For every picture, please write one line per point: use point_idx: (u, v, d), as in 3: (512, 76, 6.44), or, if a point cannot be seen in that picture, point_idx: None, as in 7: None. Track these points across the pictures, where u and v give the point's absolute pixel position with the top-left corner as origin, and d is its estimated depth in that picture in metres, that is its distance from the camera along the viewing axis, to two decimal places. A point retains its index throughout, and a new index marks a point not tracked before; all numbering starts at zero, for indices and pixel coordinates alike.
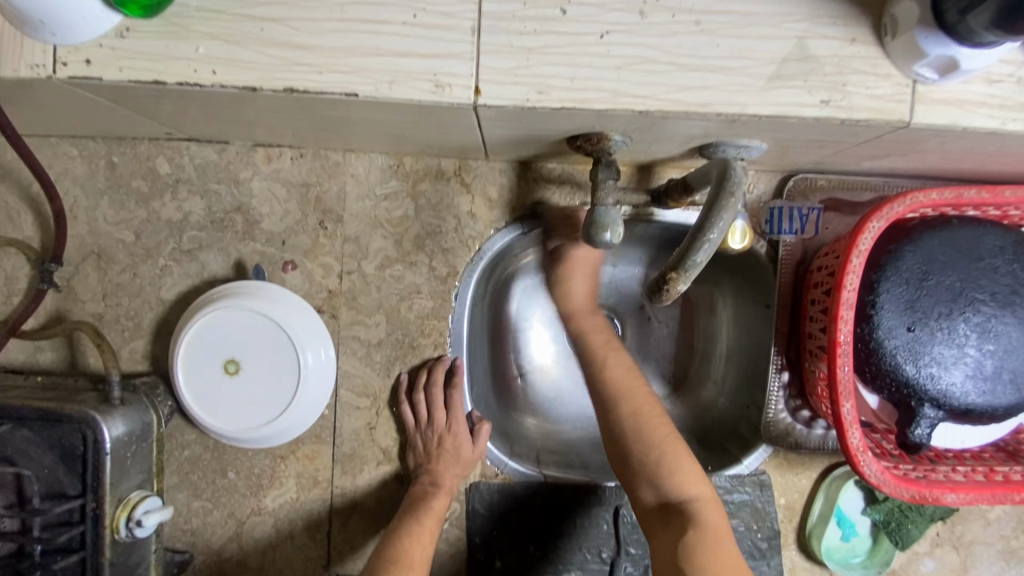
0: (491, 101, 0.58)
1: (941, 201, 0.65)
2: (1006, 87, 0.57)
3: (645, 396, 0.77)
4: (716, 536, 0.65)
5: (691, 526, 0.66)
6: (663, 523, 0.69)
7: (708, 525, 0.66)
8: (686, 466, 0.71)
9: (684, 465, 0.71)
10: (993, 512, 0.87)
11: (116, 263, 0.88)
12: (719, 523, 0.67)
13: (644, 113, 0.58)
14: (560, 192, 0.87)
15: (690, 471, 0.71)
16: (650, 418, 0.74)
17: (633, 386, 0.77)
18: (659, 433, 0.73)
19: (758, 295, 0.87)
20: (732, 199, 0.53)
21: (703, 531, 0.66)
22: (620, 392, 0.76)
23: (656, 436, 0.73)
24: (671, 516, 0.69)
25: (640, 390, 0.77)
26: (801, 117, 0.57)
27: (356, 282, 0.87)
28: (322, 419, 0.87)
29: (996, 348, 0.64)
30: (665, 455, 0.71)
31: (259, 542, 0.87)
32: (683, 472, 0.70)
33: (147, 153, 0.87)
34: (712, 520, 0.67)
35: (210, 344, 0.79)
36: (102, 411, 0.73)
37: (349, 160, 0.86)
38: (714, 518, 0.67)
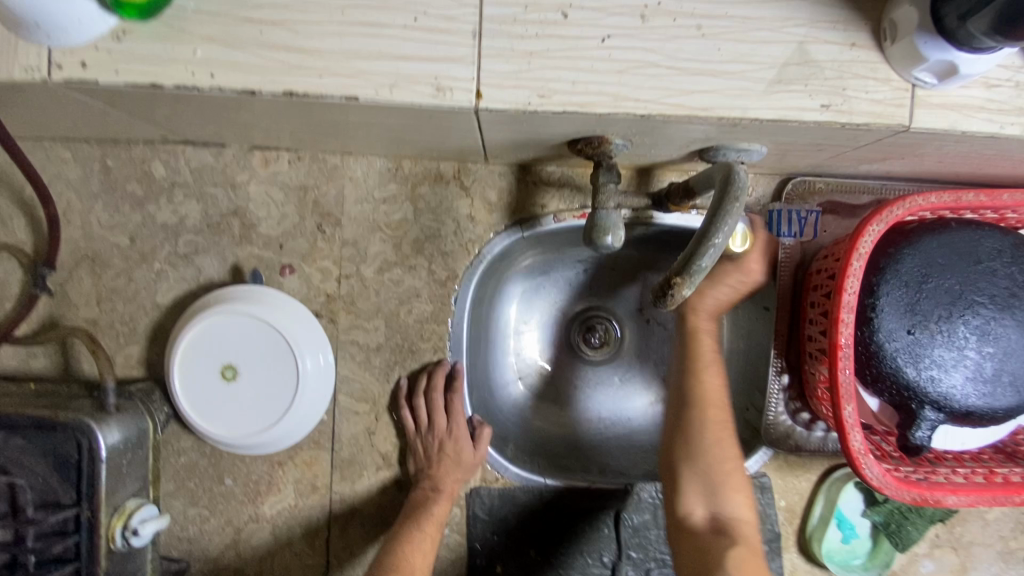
0: (492, 104, 0.57)
1: (940, 204, 0.65)
2: (1004, 91, 0.57)
3: (720, 409, 0.72)
4: (757, 557, 0.64)
5: (741, 545, 0.64)
6: (712, 537, 0.66)
7: (751, 545, 0.65)
8: (734, 482, 0.69)
9: (739, 484, 0.69)
10: (991, 513, 0.87)
11: (110, 268, 0.87)
12: (755, 544, 0.67)
13: (646, 116, 0.58)
14: (559, 195, 0.86)
15: (741, 490, 0.69)
16: (713, 432, 0.70)
17: (706, 398, 0.72)
18: (724, 450, 0.70)
19: (757, 297, 0.87)
20: (737, 204, 0.53)
21: (749, 552, 0.64)
22: (695, 400, 0.72)
23: (721, 451, 0.70)
24: (723, 532, 0.66)
25: (716, 405, 0.72)
26: (802, 120, 0.57)
27: (355, 286, 0.86)
28: (320, 425, 0.86)
29: (996, 350, 0.64)
30: (725, 470, 0.69)
31: (257, 549, 0.86)
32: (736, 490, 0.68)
33: (142, 157, 0.86)
34: (752, 540, 0.66)
35: (207, 350, 0.78)
36: (96, 419, 0.72)
37: (347, 163, 0.86)
38: (750, 537, 0.66)
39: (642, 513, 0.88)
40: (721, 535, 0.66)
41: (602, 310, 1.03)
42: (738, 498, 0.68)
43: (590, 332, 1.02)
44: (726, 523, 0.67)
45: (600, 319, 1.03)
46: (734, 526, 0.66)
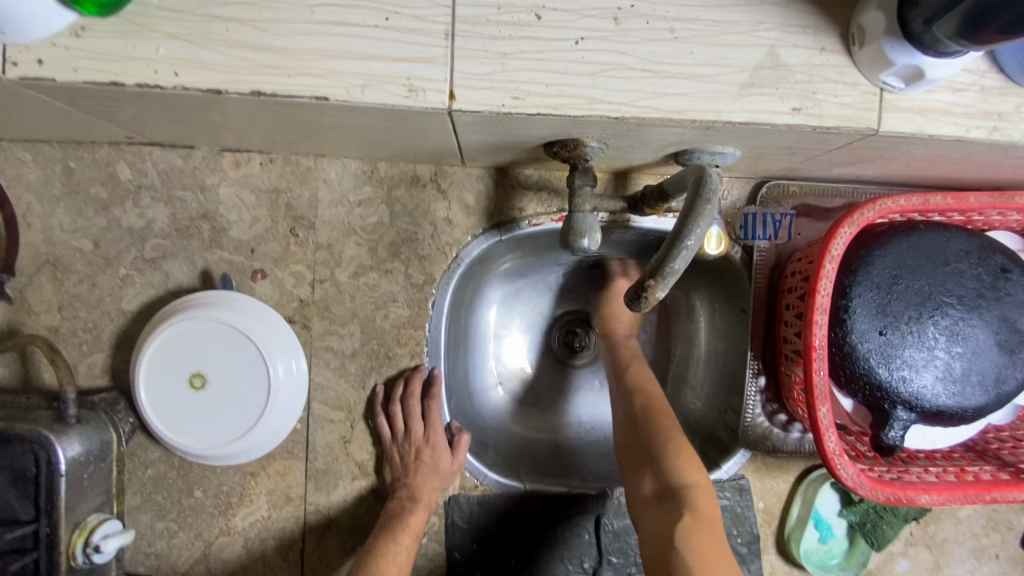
0: (465, 106, 0.57)
1: (909, 207, 0.66)
2: (969, 96, 0.59)
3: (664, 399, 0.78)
4: (709, 526, 0.64)
5: (688, 516, 0.65)
6: (659, 506, 0.67)
7: (703, 515, 0.65)
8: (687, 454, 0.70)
9: (688, 456, 0.70)
10: (963, 511, 0.88)
11: (73, 274, 0.83)
12: (713, 513, 0.66)
13: (620, 119, 0.57)
14: (537, 199, 0.86)
15: (692, 461, 0.69)
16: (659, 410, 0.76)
17: (654, 391, 0.79)
18: (663, 429, 0.73)
19: (733, 300, 0.88)
20: (708, 206, 0.52)
21: (699, 520, 0.64)
22: (637, 391, 0.79)
23: (662, 427, 0.73)
24: (671, 500, 0.67)
25: (657, 394, 0.79)
26: (775, 123, 0.58)
27: (329, 291, 0.84)
28: (294, 433, 0.84)
29: (965, 350, 0.65)
30: (671, 444, 0.71)
31: (228, 563, 0.84)
32: (682, 463, 0.69)
33: (106, 158, 0.83)
34: (706, 509, 0.66)
35: (175, 357, 0.76)
36: (56, 431, 0.69)
37: (321, 165, 0.84)
38: (707, 506, 0.66)
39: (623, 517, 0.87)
40: (667, 505, 0.66)
41: (583, 314, 1.03)
42: (687, 468, 0.68)
43: (571, 335, 1.02)
44: (673, 492, 0.67)
45: (581, 323, 1.03)
46: (687, 497, 0.66)
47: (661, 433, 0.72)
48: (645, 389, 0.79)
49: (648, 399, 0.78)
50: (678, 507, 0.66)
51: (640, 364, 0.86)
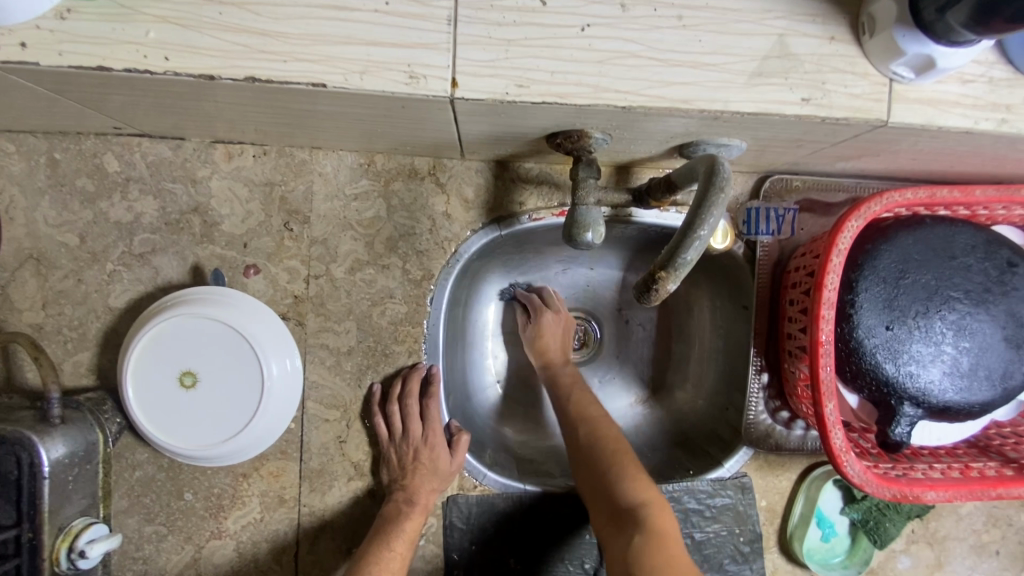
0: (467, 93, 0.55)
1: (916, 200, 0.65)
2: (977, 88, 0.58)
3: (612, 424, 0.79)
4: (664, 542, 0.65)
5: (642, 535, 0.65)
6: (618, 534, 0.68)
7: (658, 532, 0.66)
8: (638, 479, 0.72)
9: (639, 479, 0.72)
10: (965, 508, 0.88)
11: (57, 269, 0.80)
12: (671, 530, 0.67)
13: (627, 108, 0.56)
14: (537, 193, 0.84)
15: (642, 483, 0.71)
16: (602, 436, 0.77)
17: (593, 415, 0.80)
18: (614, 452, 0.75)
19: (736, 296, 0.87)
20: (721, 195, 0.51)
21: (650, 537, 0.65)
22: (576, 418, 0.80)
23: (607, 453, 0.75)
24: (626, 524, 0.68)
25: (601, 418, 0.80)
26: (783, 114, 0.57)
27: (324, 287, 0.82)
28: (288, 433, 0.82)
29: (972, 345, 0.64)
30: (615, 468, 0.73)
31: (219, 568, 0.81)
32: (632, 484, 0.71)
33: (93, 150, 0.80)
34: (663, 526, 0.66)
35: (164, 355, 0.73)
36: (39, 432, 0.66)
37: (316, 157, 0.82)
38: (663, 524, 0.67)
39: None
40: (622, 528, 0.67)
41: (581, 312, 1.02)
42: (639, 489, 0.70)
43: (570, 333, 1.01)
44: (626, 515, 0.68)
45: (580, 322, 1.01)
46: (641, 516, 0.67)
47: (608, 461, 0.74)
48: (591, 415, 0.80)
49: (591, 424, 0.79)
50: (633, 524, 0.67)
51: (584, 388, 0.85)
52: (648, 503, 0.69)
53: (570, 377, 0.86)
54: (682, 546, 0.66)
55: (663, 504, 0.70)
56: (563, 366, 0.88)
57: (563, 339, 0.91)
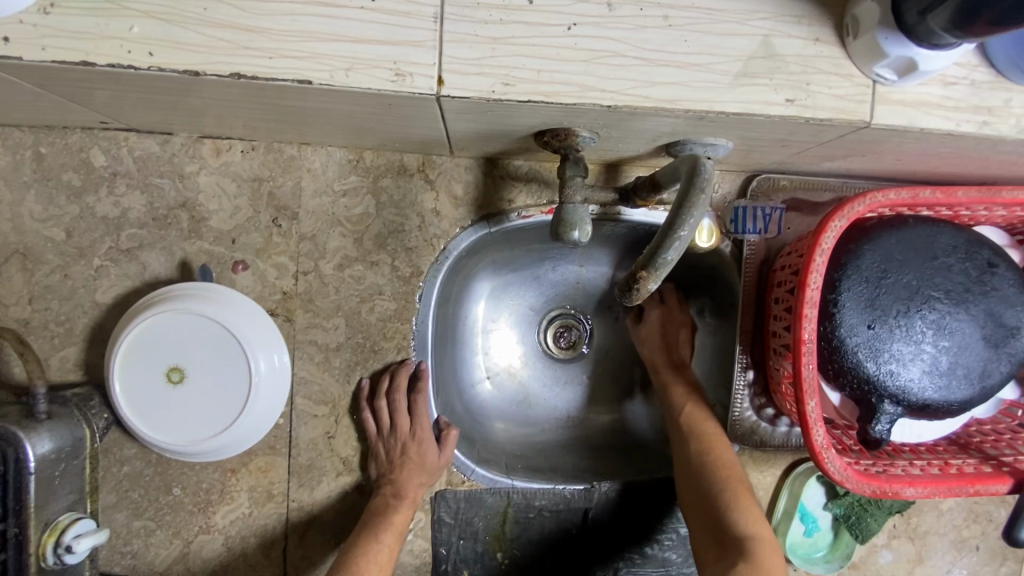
0: (453, 91, 0.55)
1: (899, 201, 0.66)
2: (960, 90, 0.59)
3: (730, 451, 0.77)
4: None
5: (741, 562, 0.64)
6: (717, 560, 0.67)
7: (764, 565, 0.63)
8: (750, 507, 0.70)
9: (750, 511, 0.70)
10: (945, 504, 0.89)
11: (43, 264, 0.80)
12: (777, 565, 0.64)
13: (613, 108, 0.56)
14: (526, 190, 0.85)
15: (755, 514, 0.70)
16: (724, 459, 0.75)
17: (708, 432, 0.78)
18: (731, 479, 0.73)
19: (723, 294, 0.88)
20: (703, 194, 0.52)
21: (756, 567, 0.63)
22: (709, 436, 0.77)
23: (715, 474, 0.73)
24: (730, 550, 0.66)
25: (724, 441, 0.77)
26: (767, 114, 0.57)
27: (313, 283, 0.82)
28: (276, 429, 0.82)
29: (951, 344, 0.65)
30: (734, 494, 0.71)
31: (208, 563, 0.81)
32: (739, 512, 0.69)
33: (80, 144, 0.80)
34: (769, 559, 0.64)
35: (151, 351, 0.73)
36: (24, 427, 0.66)
37: (305, 153, 0.82)
38: (770, 558, 0.65)
39: (609, 513, 0.88)
40: (725, 556, 0.66)
41: (572, 310, 1.02)
42: (750, 519, 0.69)
43: (562, 331, 1.02)
44: (732, 541, 0.67)
45: (572, 321, 1.02)
46: (748, 546, 0.66)
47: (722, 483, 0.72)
48: (707, 435, 0.77)
49: (705, 442, 0.77)
50: (736, 551, 0.66)
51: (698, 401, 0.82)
52: (756, 533, 0.67)
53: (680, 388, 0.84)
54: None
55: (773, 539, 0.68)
56: (682, 374, 0.86)
57: (660, 341, 0.89)
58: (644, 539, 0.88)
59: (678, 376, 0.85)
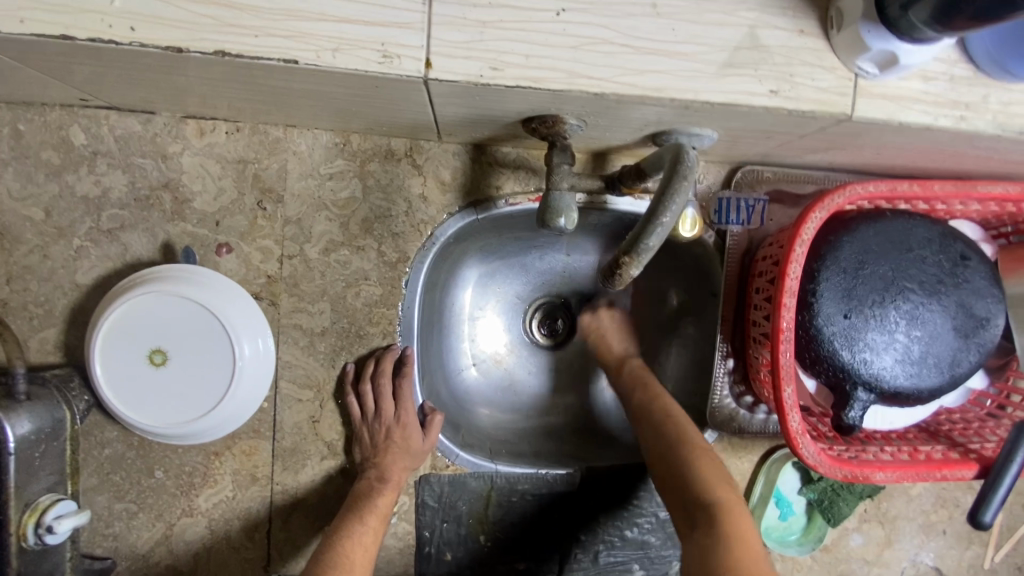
0: (441, 75, 0.55)
1: (877, 193, 0.68)
2: (938, 85, 0.60)
3: (693, 427, 0.78)
4: (735, 545, 0.63)
5: (710, 536, 0.65)
6: (687, 536, 0.68)
7: (730, 532, 0.65)
8: (713, 479, 0.71)
9: (716, 481, 0.71)
10: (915, 489, 0.92)
11: (22, 243, 0.79)
12: (745, 534, 0.65)
13: (599, 95, 0.57)
14: (514, 177, 0.85)
15: (717, 484, 0.70)
16: (680, 434, 0.76)
17: (661, 410, 0.79)
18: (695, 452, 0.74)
19: (706, 283, 0.90)
20: (684, 182, 0.52)
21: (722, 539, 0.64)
22: (663, 417, 0.78)
23: (678, 450, 0.74)
24: (697, 525, 0.67)
25: (680, 417, 0.78)
26: (752, 105, 0.58)
27: (298, 267, 0.82)
28: (260, 412, 0.82)
29: (923, 334, 0.67)
30: (696, 468, 0.72)
31: (191, 545, 0.82)
32: (705, 485, 0.70)
33: (58, 122, 0.78)
34: (735, 529, 0.65)
35: (133, 332, 0.72)
36: (4, 408, 0.65)
37: (291, 136, 0.81)
38: (736, 527, 0.65)
39: (589, 496, 0.89)
40: (694, 531, 0.67)
41: (554, 297, 1.04)
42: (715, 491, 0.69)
43: (544, 321, 1.03)
44: (701, 514, 0.68)
45: (553, 310, 1.03)
46: (713, 519, 0.66)
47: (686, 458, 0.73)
48: (661, 415, 0.78)
49: (665, 419, 0.78)
50: (704, 524, 0.66)
51: (647, 381, 0.84)
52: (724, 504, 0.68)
53: (629, 375, 0.87)
54: (756, 555, 0.64)
55: (740, 509, 0.68)
56: (630, 365, 0.88)
57: (612, 333, 0.94)
58: (624, 521, 0.89)
59: (621, 371, 0.88)
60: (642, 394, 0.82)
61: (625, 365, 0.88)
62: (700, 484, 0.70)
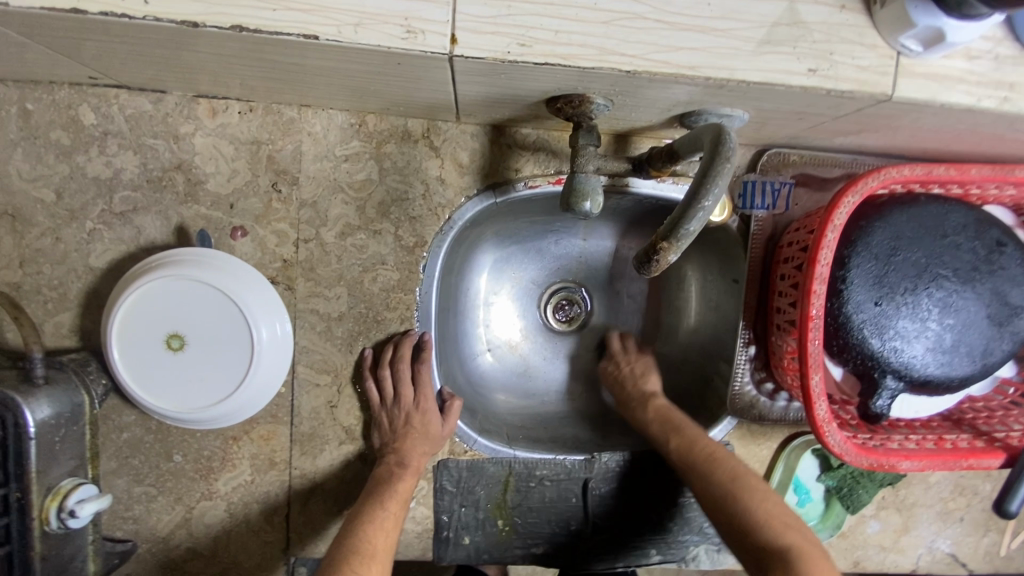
0: (468, 51, 0.53)
1: (913, 177, 0.66)
2: (983, 64, 0.58)
3: (739, 461, 0.77)
4: None
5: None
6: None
7: (811, 574, 0.65)
8: (777, 518, 0.71)
9: (780, 521, 0.71)
10: (934, 477, 0.92)
11: (33, 226, 0.77)
12: (827, 574, 0.66)
13: (631, 73, 0.54)
14: (534, 159, 0.83)
15: (781, 526, 0.70)
16: (732, 474, 0.75)
17: (705, 449, 0.78)
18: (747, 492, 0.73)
19: (727, 269, 0.89)
20: (727, 164, 0.51)
21: None
22: (707, 457, 0.77)
23: (730, 497, 0.73)
24: (775, 571, 0.67)
25: (726, 455, 0.77)
26: (789, 84, 0.55)
27: (314, 252, 0.80)
28: (278, 397, 0.81)
29: (956, 322, 0.66)
30: (756, 511, 0.72)
31: (211, 527, 0.82)
32: (768, 527, 0.70)
33: (68, 101, 0.76)
34: (815, 571, 0.65)
35: (149, 315, 0.72)
36: (21, 393, 0.64)
37: (305, 116, 0.79)
38: (815, 568, 0.66)
39: (610, 481, 0.88)
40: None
41: (570, 283, 1.02)
42: (784, 532, 0.69)
43: (559, 307, 1.02)
44: (776, 562, 0.68)
45: (569, 295, 1.02)
46: (791, 563, 0.66)
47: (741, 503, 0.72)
48: (706, 456, 0.77)
49: (710, 459, 0.77)
50: (783, 572, 0.66)
51: (678, 422, 0.82)
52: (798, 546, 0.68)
53: (655, 417, 0.83)
54: None
55: (810, 545, 0.69)
56: (653, 403, 0.85)
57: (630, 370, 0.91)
58: (645, 506, 0.88)
59: (647, 410, 0.85)
60: (680, 437, 0.80)
61: (650, 401, 0.86)
62: (763, 528, 0.70)
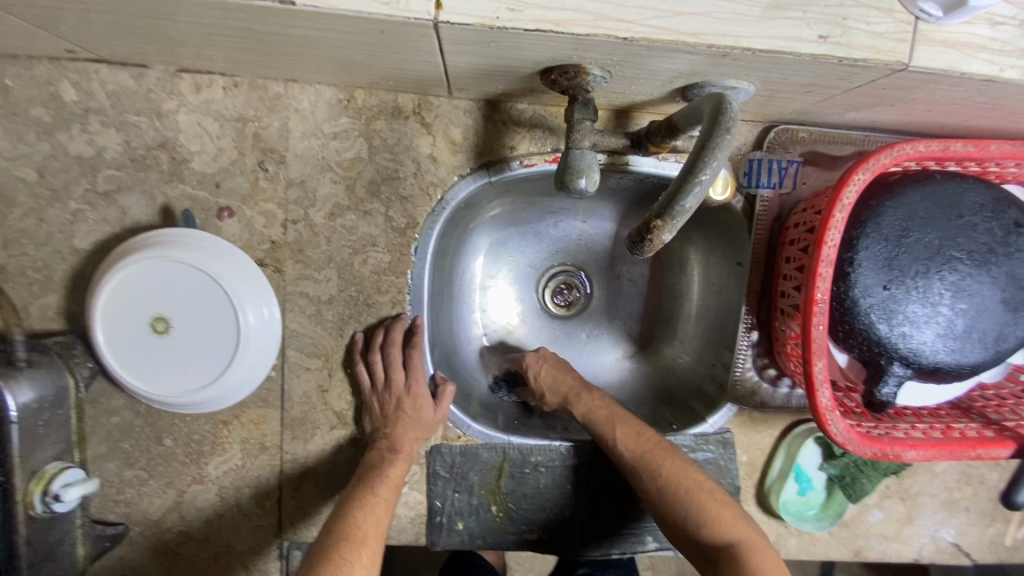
0: (454, 17, 0.50)
1: (928, 153, 0.62)
2: (1007, 31, 0.54)
3: (679, 454, 0.76)
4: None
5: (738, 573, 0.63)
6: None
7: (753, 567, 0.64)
8: (721, 512, 0.70)
9: (723, 513, 0.70)
10: (939, 466, 0.90)
11: (16, 206, 0.75)
12: (767, 563, 0.65)
13: (629, 41, 0.51)
14: (530, 137, 0.79)
15: (725, 518, 0.69)
16: (674, 469, 0.74)
17: (647, 445, 0.76)
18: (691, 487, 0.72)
19: (731, 253, 0.85)
20: (726, 136, 0.48)
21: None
22: (648, 454, 0.75)
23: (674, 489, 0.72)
24: (718, 565, 0.66)
25: (667, 450, 0.76)
26: (798, 53, 0.52)
27: (303, 233, 0.78)
28: (268, 381, 0.80)
29: (968, 307, 0.63)
30: (699, 505, 0.70)
31: (203, 511, 0.81)
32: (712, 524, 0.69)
33: (47, 77, 0.74)
34: (756, 562, 0.64)
35: (133, 297, 0.70)
36: (3, 375, 0.63)
37: (292, 91, 0.76)
38: (757, 560, 0.65)
39: (604, 468, 0.86)
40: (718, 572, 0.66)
41: (570, 266, 1.00)
42: (728, 526, 0.68)
43: (558, 291, 1.00)
44: (721, 557, 0.66)
45: (569, 279, 1.00)
46: (731, 555, 0.66)
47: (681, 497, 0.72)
48: (646, 451, 0.75)
49: (652, 455, 0.75)
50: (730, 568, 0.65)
51: (619, 413, 0.80)
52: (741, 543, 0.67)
53: (603, 408, 0.81)
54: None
55: (752, 535, 0.68)
56: (595, 392, 0.83)
57: (555, 370, 0.86)
58: (641, 493, 0.87)
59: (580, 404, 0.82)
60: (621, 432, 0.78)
61: (584, 393, 0.84)
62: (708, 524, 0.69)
